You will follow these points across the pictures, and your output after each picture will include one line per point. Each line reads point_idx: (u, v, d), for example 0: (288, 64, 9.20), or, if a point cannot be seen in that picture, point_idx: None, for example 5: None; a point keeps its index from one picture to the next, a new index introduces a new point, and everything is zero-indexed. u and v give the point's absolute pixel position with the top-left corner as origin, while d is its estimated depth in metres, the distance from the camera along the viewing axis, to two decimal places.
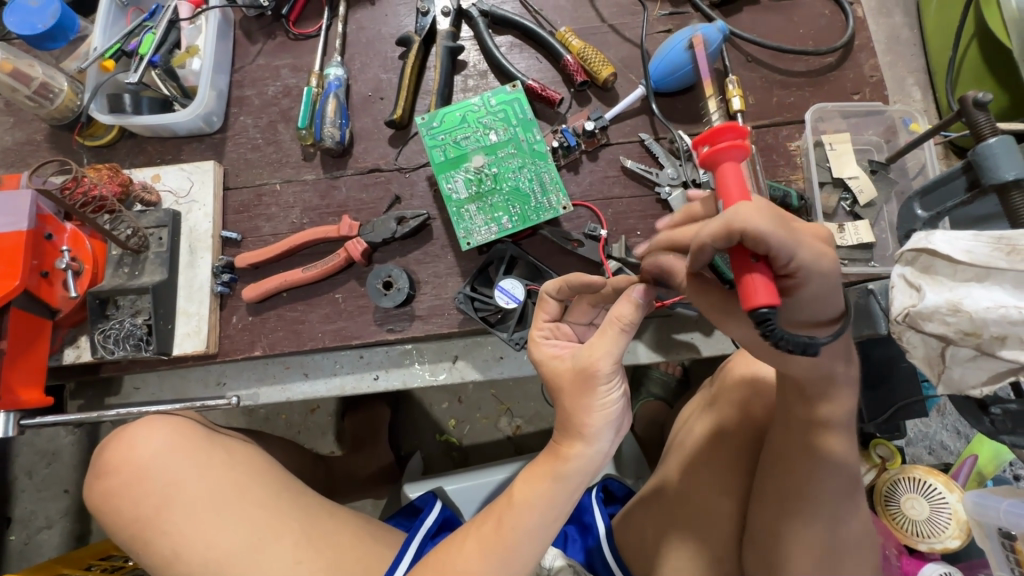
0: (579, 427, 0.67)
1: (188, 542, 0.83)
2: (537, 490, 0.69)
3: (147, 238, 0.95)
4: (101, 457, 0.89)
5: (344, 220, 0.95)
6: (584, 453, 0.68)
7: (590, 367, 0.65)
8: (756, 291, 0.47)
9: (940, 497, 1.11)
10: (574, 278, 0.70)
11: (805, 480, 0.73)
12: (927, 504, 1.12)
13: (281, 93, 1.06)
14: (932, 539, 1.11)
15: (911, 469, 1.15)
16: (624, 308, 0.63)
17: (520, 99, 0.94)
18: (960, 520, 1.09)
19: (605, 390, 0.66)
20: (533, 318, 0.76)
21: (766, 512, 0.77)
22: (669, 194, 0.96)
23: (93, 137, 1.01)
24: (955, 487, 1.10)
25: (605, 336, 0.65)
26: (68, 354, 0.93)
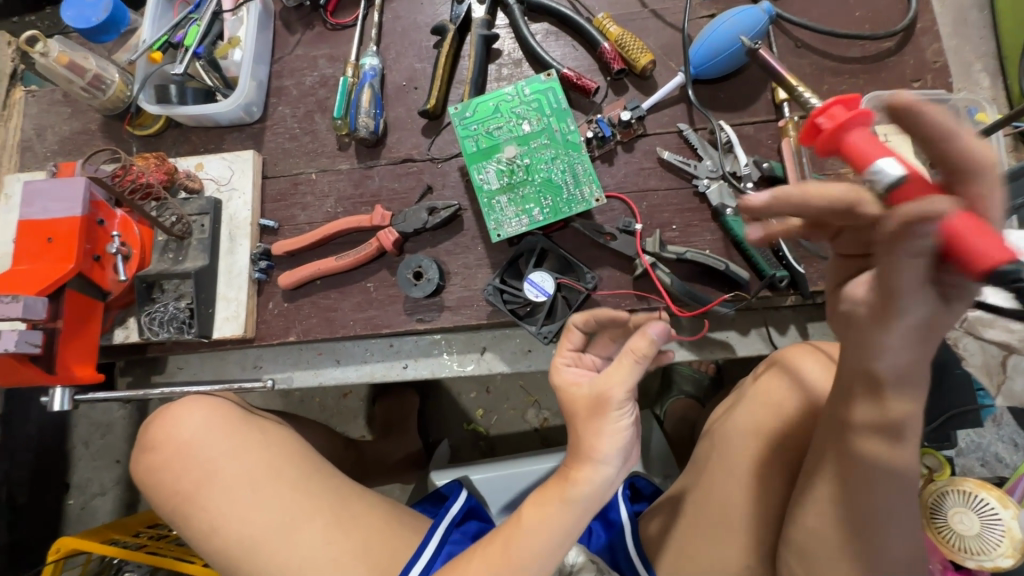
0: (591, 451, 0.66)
1: (223, 519, 0.86)
2: (545, 512, 0.68)
3: (190, 225, 0.98)
4: (146, 433, 0.93)
5: (376, 211, 0.96)
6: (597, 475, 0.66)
7: (603, 396, 0.65)
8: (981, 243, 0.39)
9: (991, 513, 0.97)
10: (597, 315, 0.72)
11: (848, 508, 0.65)
12: (976, 520, 0.97)
13: (318, 83, 1.07)
14: (982, 558, 0.96)
15: (960, 482, 1.00)
16: (641, 342, 0.64)
17: (554, 89, 0.92)
18: (1014, 539, 0.94)
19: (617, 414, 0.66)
20: (556, 349, 0.76)
21: (804, 525, 0.68)
22: (707, 187, 0.93)
23: (142, 127, 1.05)
24: (1009, 504, 0.96)
25: (622, 366, 0.66)
26: (117, 334, 0.98)
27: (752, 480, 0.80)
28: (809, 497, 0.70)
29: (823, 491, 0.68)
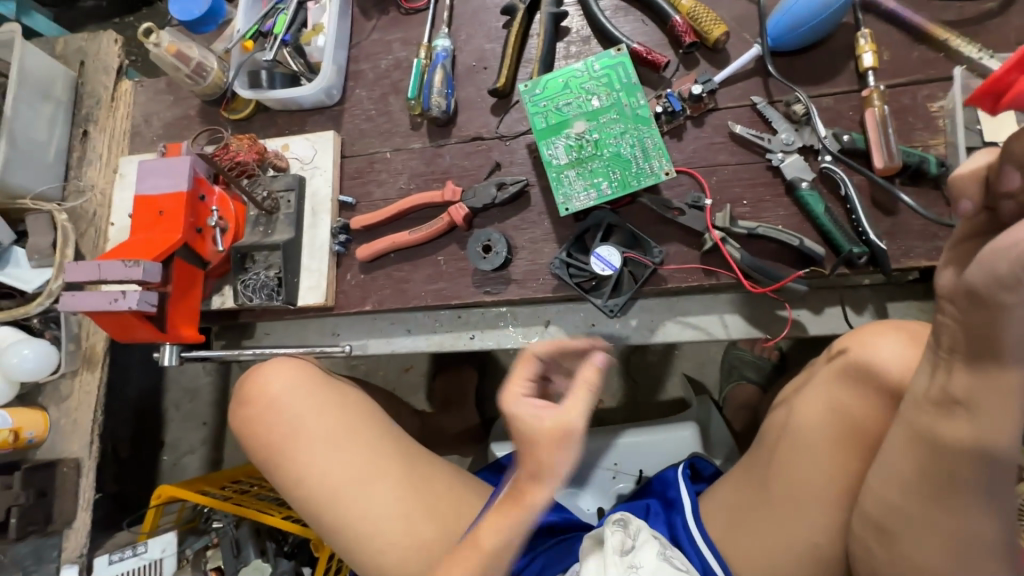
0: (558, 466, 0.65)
1: (306, 470, 0.94)
2: (500, 524, 0.68)
3: (278, 201, 1.06)
4: (240, 390, 1.02)
5: (448, 187, 1.00)
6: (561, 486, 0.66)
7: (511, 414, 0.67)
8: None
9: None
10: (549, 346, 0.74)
11: (935, 484, 0.65)
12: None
13: (393, 66, 1.12)
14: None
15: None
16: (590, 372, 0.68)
17: (624, 64, 0.93)
18: None
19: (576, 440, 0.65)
20: (506, 385, 0.70)
21: (890, 497, 0.69)
22: (781, 160, 0.91)
23: (235, 111, 1.14)
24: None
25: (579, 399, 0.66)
26: (215, 300, 1.08)
27: (826, 455, 0.79)
28: (889, 473, 0.69)
29: (905, 467, 0.67)
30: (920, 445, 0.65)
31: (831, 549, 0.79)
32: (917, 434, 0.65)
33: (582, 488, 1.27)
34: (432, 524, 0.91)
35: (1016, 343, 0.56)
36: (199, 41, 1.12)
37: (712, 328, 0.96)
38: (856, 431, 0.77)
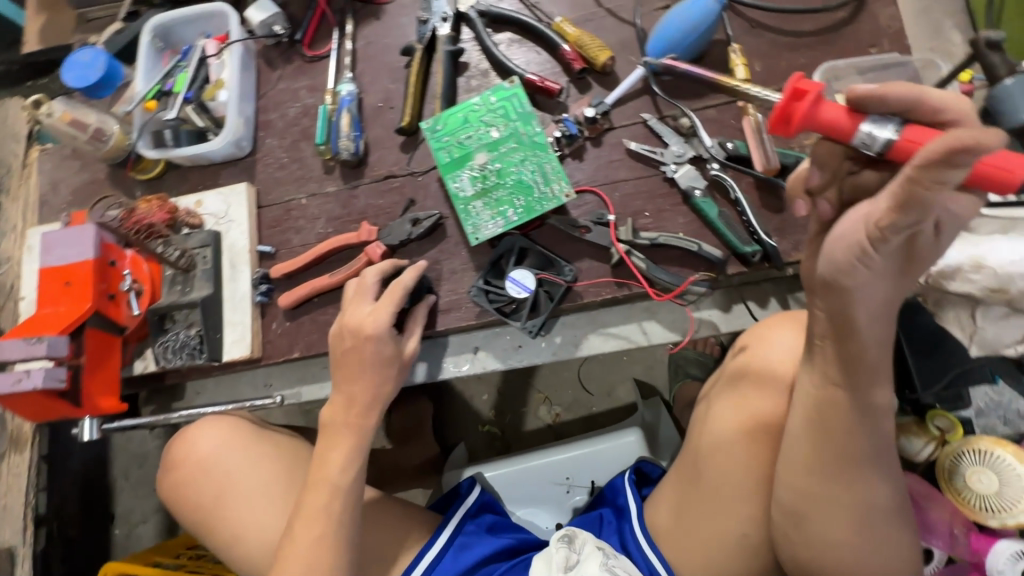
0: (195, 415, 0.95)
1: (242, 530, 0.92)
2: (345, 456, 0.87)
3: (193, 258, 1.05)
4: (167, 455, 0.99)
5: (363, 227, 1.02)
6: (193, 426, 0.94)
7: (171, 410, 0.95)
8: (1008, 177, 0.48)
9: (1010, 469, 0.96)
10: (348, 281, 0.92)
11: (831, 463, 0.68)
12: (995, 477, 0.97)
13: (301, 113, 1.14)
14: (1003, 514, 0.96)
15: (975, 440, 0.98)
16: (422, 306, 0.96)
17: (518, 95, 0.98)
18: None
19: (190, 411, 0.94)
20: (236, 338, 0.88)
21: (798, 481, 0.71)
22: (675, 172, 0.96)
23: (144, 171, 1.13)
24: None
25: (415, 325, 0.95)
26: (137, 365, 1.05)
27: (741, 449, 0.81)
28: (791, 461, 0.72)
29: (803, 453, 0.70)
30: (812, 430, 0.68)
31: (759, 539, 0.82)
32: (808, 420, 0.68)
33: (539, 506, 1.28)
34: None
35: (871, 327, 0.59)
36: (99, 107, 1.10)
37: (632, 337, 0.99)
38: (763, 422, 0.81)
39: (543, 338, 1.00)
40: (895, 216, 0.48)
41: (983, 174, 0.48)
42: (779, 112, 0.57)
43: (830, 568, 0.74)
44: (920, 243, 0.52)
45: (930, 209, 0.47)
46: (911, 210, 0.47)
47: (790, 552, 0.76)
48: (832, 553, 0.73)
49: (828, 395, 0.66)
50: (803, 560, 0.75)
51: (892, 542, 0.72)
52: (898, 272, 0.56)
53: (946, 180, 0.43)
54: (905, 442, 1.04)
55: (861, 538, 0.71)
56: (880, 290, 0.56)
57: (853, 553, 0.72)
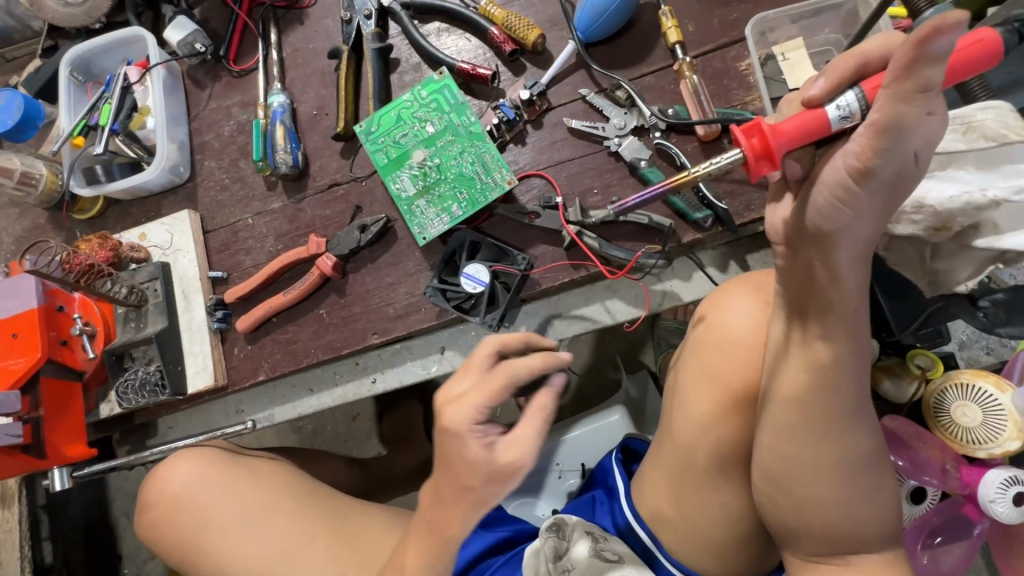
0: (460, 457, 0.63)
1: (228, 558, 0.92)
2: (422, 553, 0.69)
3: (144, 293, 1.03)
4: (141, 493, 0.98)
5: (311, 240, 0.99)
6: (464, 448, 0.63)
7: (441, 419, 0.64)
8: (978, 51, 0.45)
9: (992, 400, 0.94)
10: (505, 344, 0.69)
11: (815, 421, 0.67)
12: (979, 410, 0.95)
13: (237, 131, 1.10)
14: (991, 445, 0.94)
15: (956, 375, 0.98)
16: (542, 397, 0.66)
17: (448, 86, 0.96)
18: (1017, 421, 0.92)
19: (458, 441, 0.63)
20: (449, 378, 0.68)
21: (776, 444, 0.70)
22: (618, 145, 0.94)
23: (82, 211, 1.10)
24: (1006, 386, 0.93)
25: (529, 426, 0.64)
26: (103, 409, 1.03)
27: (718, 419, 0.81)
28: (774, 424, 0.70)
29: (788, 415, 0.68)
30: (791, 391, 0.67)
31: (741, 503, 0.82)
32: (791, 381, 0.67)
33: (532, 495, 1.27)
34: None
35: (834, 280, 0.58)
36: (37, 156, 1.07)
37: (597, 316, 0.98)
38: (735, 389, 0.79)
39: (507, 330, 0.99)
40: (886, 142, 0.46)
41: (963, 65, 0.45)
42: (756, 150, 0.54)
43: (818, 533, 0.71)
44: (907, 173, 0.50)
45: (917, 123, 0.45)
46: (898, 130, 0.44)
47: (777, 519, 0.73)
48: (820, 518, 0.70)
49: (806, 350, 0.65)
50: (791, 526, 0.73)
51: (879, 498, 0.70)
52: (880, 213, 0.53)
53: (935, 81, 0.42)
54: (890, 384, 1.03)
55: (848, 498, 0.69)
56: (862, 232, 0.54)
57: (843, 518, 0.70)
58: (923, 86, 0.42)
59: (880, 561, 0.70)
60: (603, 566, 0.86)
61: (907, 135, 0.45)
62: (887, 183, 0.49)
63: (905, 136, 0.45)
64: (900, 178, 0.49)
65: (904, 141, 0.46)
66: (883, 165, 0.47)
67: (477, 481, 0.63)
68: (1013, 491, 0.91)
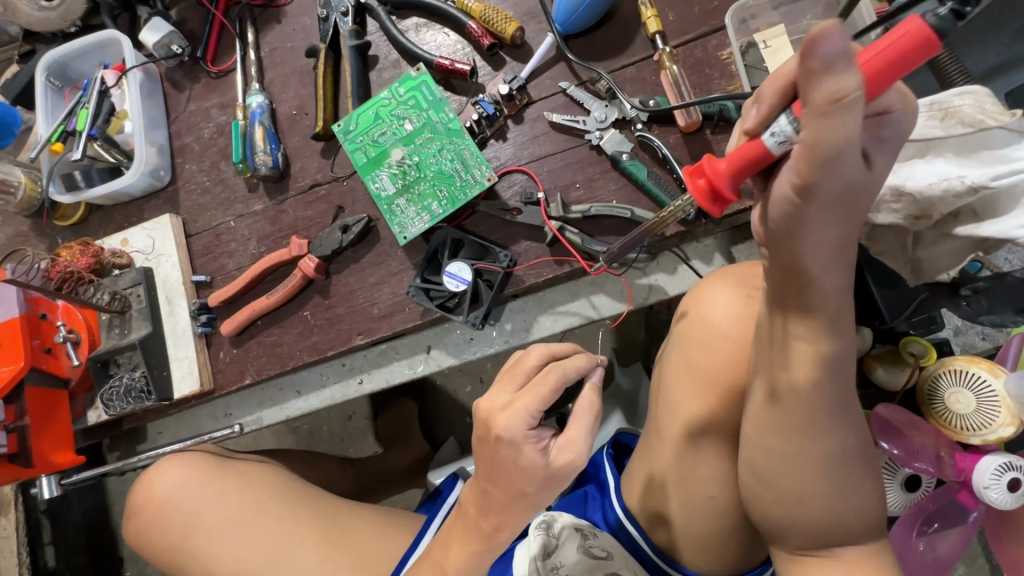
0: (513, 463, 0.62)
1: (218, 561, 0.92)
2: (468, 553, 0.67)
3: (127, 298, 1.02)
4: (129, 499, 0.98)
5: (293, 242, 0.98)
6: (518, 454, 0.61)
7: (493, 427, 0.62)
8: (903, 45, 0.44)
9: (985, 386, 0.93)
10: (553, 350, 0.68)
11: (799, 417, 0.66)
12: (973, 396, 0.94)
13: (216, 133, 1.09)
14: (984, 431, 0.93)
15: (949, 361, 0.96)
16: (588, 395, 0.65)
17: (426, 82, 0.95)
18: (1011, 407, 0.91)
19: (513, 448, 0.61)
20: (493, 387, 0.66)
21: (764, 441, 0.69)
22: (600, 138, 0.93)
23: (65, 218, 1.09)
24: (1000, 372, 0.92)
25: (580, 426, 0.64)
26: (90, 416, 1.02)
27: (705, 414, 0.80)
28: (760, 419, 0.69)
29: (773, 410, 0.67)
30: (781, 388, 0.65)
31: (728, 499, 0.81)
32: (779, 377, 0.65)
33: None
34: None
35: (816, 276, 0.56)
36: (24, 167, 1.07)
37: (582, 312, 0.97)
38: (723, 385, 0.78)
39: (492, 327, 0.98)
40: (822, 155, 0.47)
41: (885, 65, 0.45)
42: (700, 192, 0.56)
43: (803, 528, 0.71)
44: (858, 182, 0.50)
45: (851, 128, 0.45)
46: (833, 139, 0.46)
47: (763, 514, 0.73)
48: (806, 513, 0.70)
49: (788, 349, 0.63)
50: (777, 521, 0.72)
51: (865, 492, 0.70)
52: (840, 219, 0.52)
53: (846, 89, 0.43)
54: (885, 371, 1.04)
55: (834, 493, 0.69)
56: (828, 235, 0.53)
57: (829, 514, 0.69)
58: (836, 96, 0.44)
59: (867, 554, 0.70)
60: (593, 564, 0.87)
61: (841, 147, 0.46)
62: (837, 193, 0.49)
63: (835, 148, 0.46)
64: (850, 188, 0.49)
65: (840, 153, 0.46)
66: (824, 177, 0.48)
67: (530, 485, 0.62)
68: (1007, 477, 0.90)
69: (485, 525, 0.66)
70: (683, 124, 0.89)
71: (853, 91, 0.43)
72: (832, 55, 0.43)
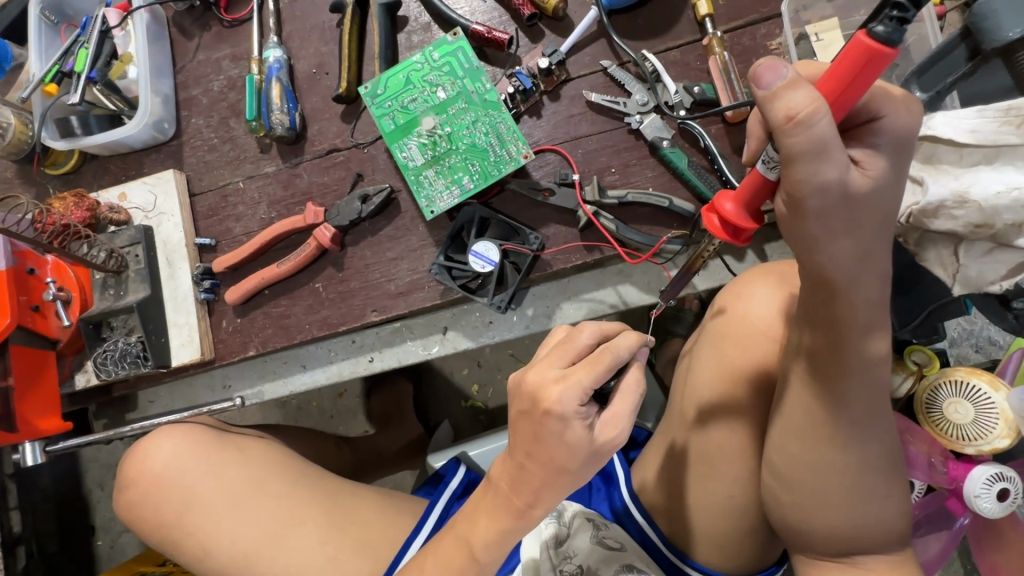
0: (557, 438, 0.60)
1: (211, 540, 0.88)
2: (498, 529, 0.65)
3: (124, 258, 0.96)
4: (121, 472, 0.93)
5: (308, 208, 0.93)
6: (565, 429, 0.59)
7: (543, 400, 0.60)
8: (848, 61, 0.42)
9: (985, 398, 0.91)
10: (605, 328, 0.65)
11: (823, 427, 0.63)
12: (971, 408, 0.92)
13: (227, 86, 1.02)
14: (979, 442, 0.91)
15: (950, 372, 0.95)
16: (634, 373, 0.64)
17: (463, 49, 0.90)
18: (1009, 420, 0.90)
19: (562, 423, 0.59)
20: (541, 361, 0.63)
21: (789, 446, 0.67)
22: (640, 122, 0.89)
23: (55, 165, 1.01)
24: (1001, 385, 0.91)
25: (627, 403, 0.63)
26: (78, 380, 0.96)
27: (730, 413, 0.79)
28: (784, 426, 0.67)
29: (798, 419, 0.65)
30: (813, 392, 0.62)
31: (746, 499, 0.79)
32: (810, 383, 0.62)
33: None
34: (363, 562, 0.87)
35: (875, 275, 0.53)
36: (12, 106, 0.98)
37: (608, 302, 0.95)
38: (753, 385, 0.77)
39: (514, 312, 0.95)
40: (803, 168, 0.45)
41: (838, 85, 0.43)
42: (715, 229, 0.56)
43: (824, 535, 0.69)
44: (856, 189, 0.47)
45: (823, 140, 0.43)
46: (811, 154, 0.44)
47: (781, 518, 0.71)
48: (826, 520, 0.68)
49: (818, 359, 0.60)
50: (796, 527, 0.71)
51: (893, 502, 0.68)
52: (852, 227, 0.49)
53: (798, 109, 0.42)
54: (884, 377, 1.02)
55: (856, 502, 0.67)
56: (846, 246, 0.50)
57: (849, 523, 0.67)
58: (790, 117, 0.43)
59: (889, 562, 0.69)
60: (607, 555, 0.85)
61: (819, 161, 0.44)
62: (835, 202, 0.47)
63: (813, 164, 0.44)
64: (848, 196, 0.47)
65: (820, 166, 0.44)
66: (812, 189, 0.46)
67: (574, 462, 0.61)
68: (998, 487, 0.90)
69: (519, 501, 0.63)
70: (730, 115, 0.87)
71: (808, 109, 0.42)
72: (776, 85, 0.43)
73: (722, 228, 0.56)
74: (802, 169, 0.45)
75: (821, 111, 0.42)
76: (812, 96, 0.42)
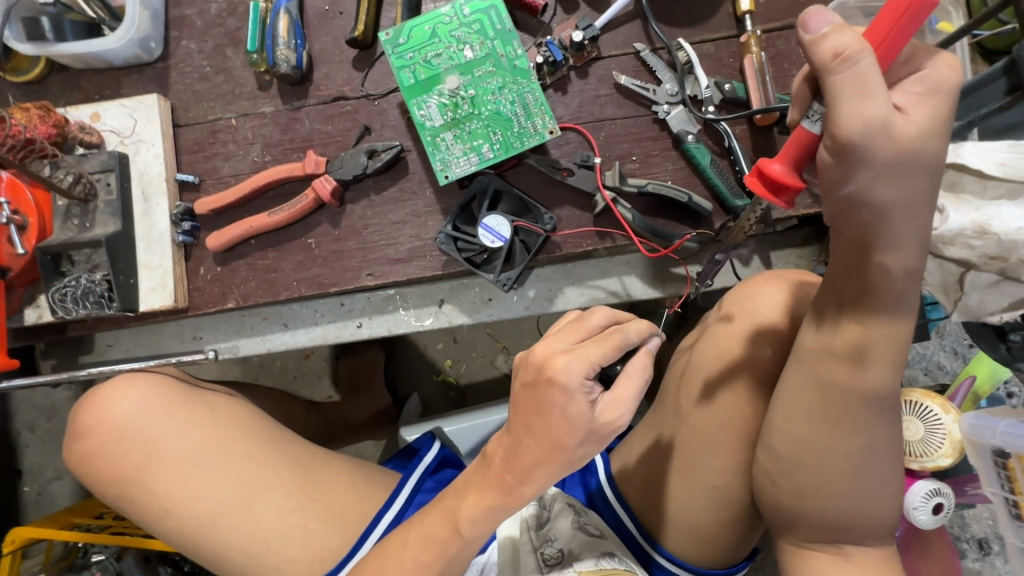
0: (559, 410, 0.57)
1: (173, 500, 0.82)
2: (486, 505, 0.63)
3: (93, 185, 0.86)
4: (76, 419, 0.86)
5: (308, 156, 0.86)
6: (568, 403, 0.57)
7: (549, 369, 0.57)
8: (891, 9, 0.44)
9: (935, 418, 0.97)
10: (616, 313, 0.65)
11: (825, 425, 0.65)
12: (921, 426, 0.98)
13: (226, 11, 0.92)
14: (923, 458, 0.97)
15: (907, 391, 1.01)
16: (641, 358, 0.63)
17: (496, 7, 0.84)
18: (954, 440, 0.96)
19: (565, 395, 0.57)
20: (551, 336, 0.62)
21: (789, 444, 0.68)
22: (667, 112, 0.86)
23: (17, 72, 0.90)
24: (951, 408, 0.96)
25: (632, 384, 0.62)
26: (29, 315, 0.88)
27: (726, 411, 0.80)
28: (786, 426, 0.68)
29: (801, 417, 0.66)
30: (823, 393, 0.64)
31: (730, 499, 0.81)
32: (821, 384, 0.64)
33: None
34: (334, 534, 0.83)
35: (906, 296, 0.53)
36: None
37: (610, 290, 0.94)
38: (752, 385, 0.79)
39: (517, 291, 0.92)
40: (848, 105, 0.45)
41: (887, 30, 0.44)
42: (762, 191, 0.54)
43: (806, 536, 0.72)
44: (901, 135, 0.46)
45: (868, 79, 0.44)
46: (857, 88, 0.44)
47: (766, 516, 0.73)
48: (808, 522, 0.71)
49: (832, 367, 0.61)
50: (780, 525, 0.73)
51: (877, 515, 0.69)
52: (893, 176, 0.48)
53: (847, 45, 0.43)
54: None
55: (840, 510, 0.69)
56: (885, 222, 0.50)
57: (831, 528, 0.70)
58: (838, 54, 0.44)
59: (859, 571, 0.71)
60: (588, 541, 0.83)
61: (864, 98, 0.44)
62: (879, 145, 0.46)
63: (858, 104, 0.45)
64: (892, 143, 0.46)
65: (865, 103, 0.45)
66: (857, 128, 0.45)
67: (572, 439, 0.58)
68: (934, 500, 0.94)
69: (510, 475, 0.61)
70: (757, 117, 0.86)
71: (855, 48, 0.43)
72: (824, 29, 0.44)
73: (769, 191, 0.54)
74: (851, 106, 0.45)
75: (866, 50, 0.43)
76: (858, 38, 0.44)
